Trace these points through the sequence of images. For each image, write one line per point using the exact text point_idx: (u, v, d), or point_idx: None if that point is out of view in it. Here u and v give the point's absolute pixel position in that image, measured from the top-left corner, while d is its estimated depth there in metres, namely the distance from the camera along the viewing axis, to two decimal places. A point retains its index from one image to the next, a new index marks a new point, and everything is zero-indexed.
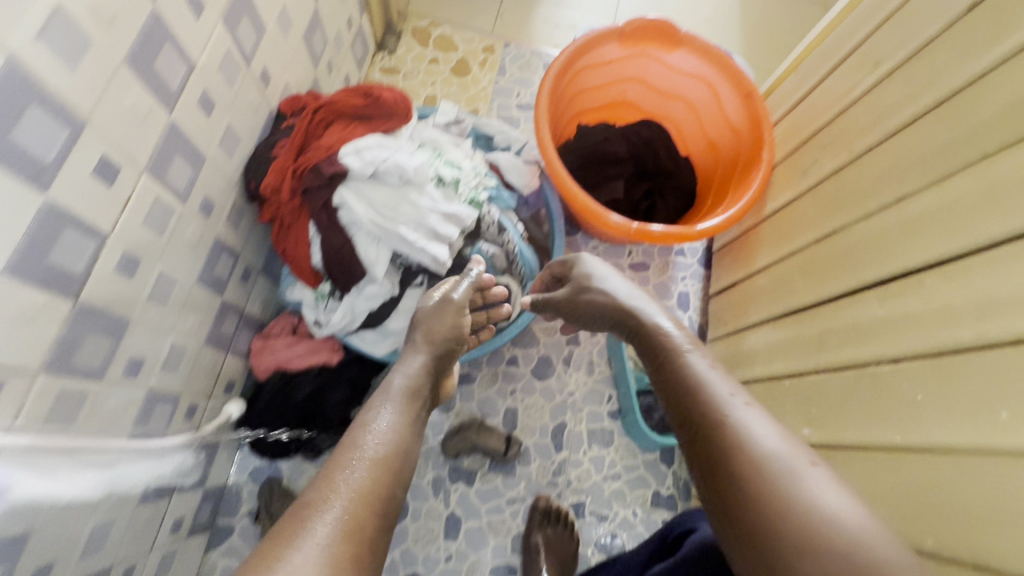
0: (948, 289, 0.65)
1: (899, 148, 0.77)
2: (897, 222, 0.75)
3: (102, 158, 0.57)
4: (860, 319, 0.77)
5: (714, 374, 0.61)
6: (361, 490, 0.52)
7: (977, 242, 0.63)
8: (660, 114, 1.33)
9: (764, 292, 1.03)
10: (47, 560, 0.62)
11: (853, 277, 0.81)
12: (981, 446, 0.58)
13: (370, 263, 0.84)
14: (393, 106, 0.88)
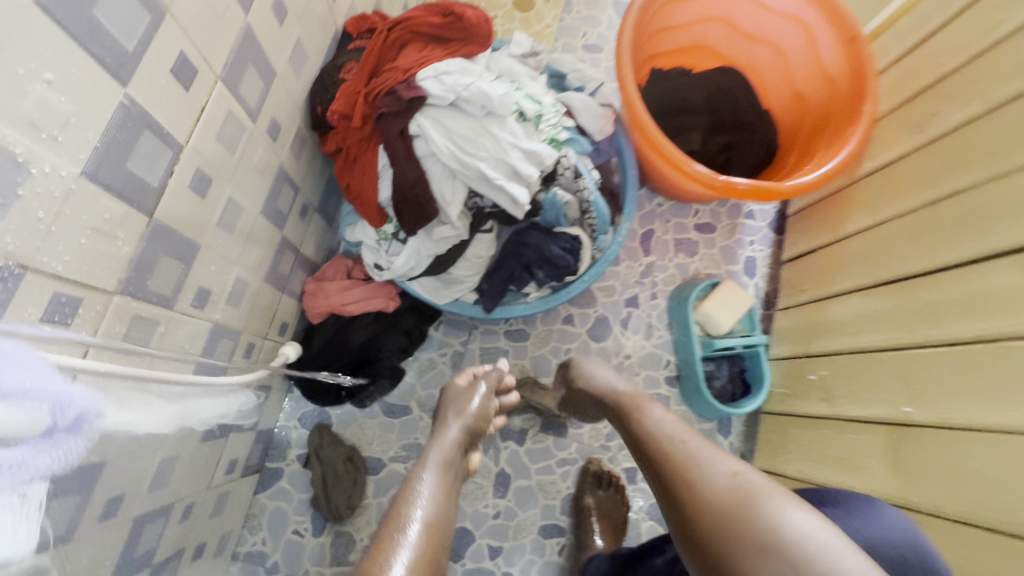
0: (947, 289, 0.76)
1: (916, 164, 0.86)
2: (907, 231, 0.85)
3: (181, 56, 0.50)
4: (868, 310, 0.88)
5: (665, 420, 0.71)
6: (420, 541, 0.59)
7: (976, 253, 0.73)
8: (741, 62, 1.21)
9: (859, 257, 0.94)
10: (119, 492, 0.59)
11: (867, 275, 0.91)
12: (981, 426, 0.67)
13: (444, 202, 0.78)
14: (474, 28, 0.79)
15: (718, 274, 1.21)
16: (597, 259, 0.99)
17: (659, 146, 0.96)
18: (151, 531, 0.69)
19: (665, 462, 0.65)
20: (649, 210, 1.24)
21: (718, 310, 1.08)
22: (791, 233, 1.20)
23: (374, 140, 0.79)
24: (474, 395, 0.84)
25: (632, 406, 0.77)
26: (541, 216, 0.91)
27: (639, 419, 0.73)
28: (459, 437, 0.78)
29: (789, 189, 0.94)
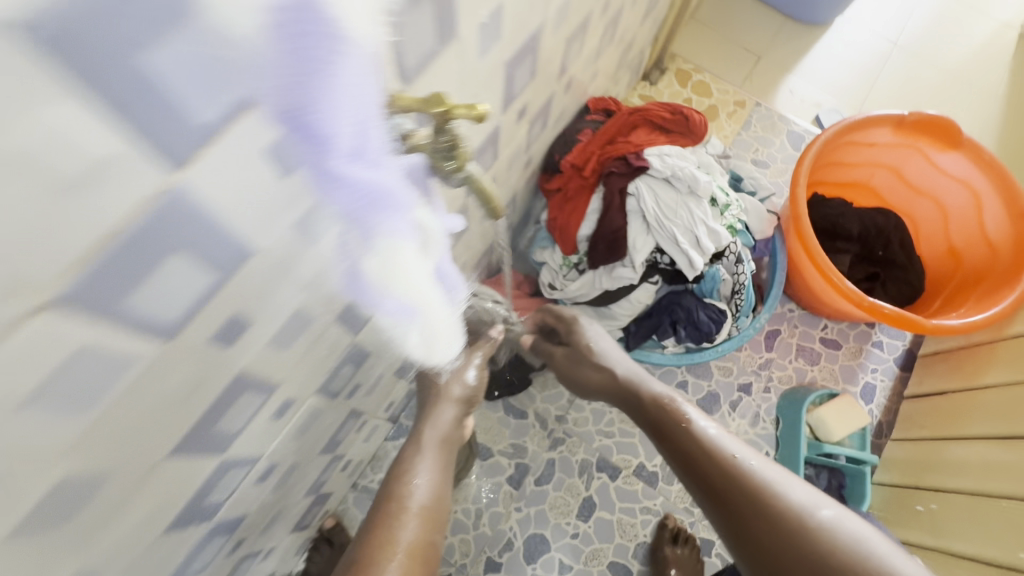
0: (965, 451, 1.00)
1: (970, 356, 1.12)
2: (949, 405, 1.10)
3: (525, 104, 0.74)
4: (912, 454, 1.12)
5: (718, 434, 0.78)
6: (425, 507, 0.67)
7: (987, 432, 0.98)
8: (902, 208, 1.32)
9: (975, 408, 1.04)
10: (358, 383, 0.77)
11: (915, 429, 1.15)
12: (958, 553, 0.93)
13: (633, 248, 0.97)
14: (695, 128, 1.03)
15: (834, 387, 1.26)
16: (732, 336, 1.10)
17: (815, 258, 1.10)
18: (346, 428, 0.87)
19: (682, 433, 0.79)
20: (780, 311, 1.33)
21: (831, 417, 1.17)
22: (917, 373, 1.25)
23: (591, 189, 1.01)
24: (468, 369, 0.77)
25: (662, 414, 0.82)
26: (698, 284, 1.05)
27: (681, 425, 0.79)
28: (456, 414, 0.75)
29: (933, 327, 1.03)
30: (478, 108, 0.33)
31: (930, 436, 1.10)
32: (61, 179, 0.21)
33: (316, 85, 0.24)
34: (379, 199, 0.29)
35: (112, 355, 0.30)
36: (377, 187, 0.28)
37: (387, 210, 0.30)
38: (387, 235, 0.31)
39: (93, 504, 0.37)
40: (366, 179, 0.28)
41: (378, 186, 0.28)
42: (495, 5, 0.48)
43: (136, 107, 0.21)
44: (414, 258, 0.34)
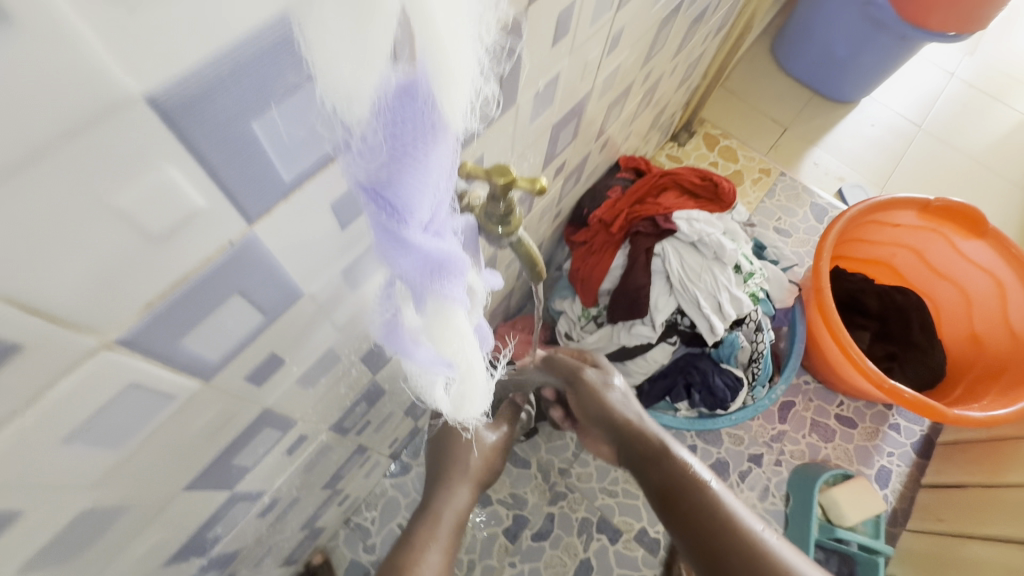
0: (989, 554, 0.95)
1: (997, 451, 1.07)
2: (976, 502, 1.05)
3: (562, 162, 0.76)
4: (933, 550, 1.06)
5: (737, 504, 0.63)
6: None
7: (1013, 534, 0.92)
8: (925, 289, 1.32)
9: (1000, 508, 0.98)
10: (368, 421, 0.76)
11: (938, 523, 1.09)
12: None
13: (655, 308, 0.97)
14: (724, 195, 1.04)
15: (848, 467, 1.22)
16: (747, 405, 1.06)
17: (836, 334, 1.09)
18: (350, 463, 0.85)
19: (694, 492, 0.63)
20: (795, 383, 1.30)
21: (846, 501, 1.12)
22: (935, 462, 1.21)
23: (617, 244, 1.02)
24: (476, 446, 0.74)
25: (672, 466, 0.67)
26: (715, 349, 1.05)
27: (689, 486, 0.64)
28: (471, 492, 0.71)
29: (954, 416, 1.00)
30: (539, 183, 0.34)
31: (955, 533, 1.04)
32: (152, 231, 0.23)
33: (406, 167, 0.23)
34: (440, 272, 0.28)
35: (155, 392, 0.30)
36: (441, 261, 0.28)
37: (446, 282, 0.29)
38: (441, 305, 0.30)
39: (108, 535, 0.37)
40: (433, 253, 0.27)
41: (442, 260, 0.28)
42: (552, 75, 0.50)
43: (225, 169, 0.24)
44: (463, 327, 0.32)
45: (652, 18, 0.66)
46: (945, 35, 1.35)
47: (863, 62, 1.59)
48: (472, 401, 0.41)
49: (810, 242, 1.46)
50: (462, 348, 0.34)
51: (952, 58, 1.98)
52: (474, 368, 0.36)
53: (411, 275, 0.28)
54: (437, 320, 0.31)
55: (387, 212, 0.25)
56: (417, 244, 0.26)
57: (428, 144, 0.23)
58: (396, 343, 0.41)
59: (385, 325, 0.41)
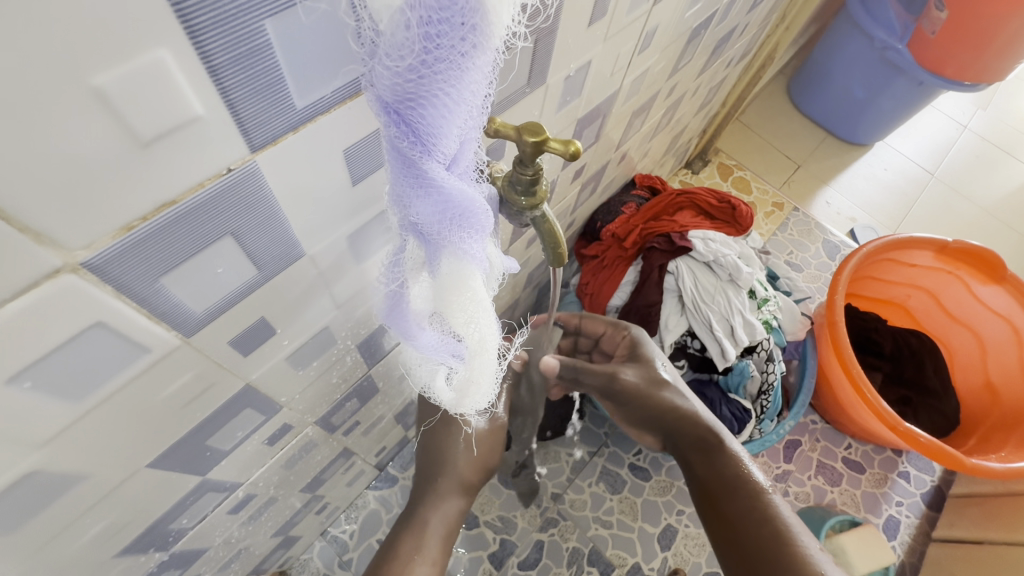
0: None
1: (1013, 507, 1.01)
2: (990, 558, 0.98)
3: (580, 166, 0.74)
4: None
5: (796, 519, 0.59)
6: None
7: None
8: (939, 333, 1.28)
9: (1015, 566, 0.93)
10: (358, 421, 0.71)
11: None
12: None
13: (665, 327, 0.94)
14: (742, 218, 1.02)
15: (855, 514, 1.16)
16: (754, 438, 1.00)
17: (850, 371, 1.04)
18: (334, 466, 0.79)
19: (749, 498, 0.60)
20: (802, 421, 1.25)
21: (855, 549, 1.06)
22: (947, 515, 1.15)
23: (629, 261, 1.00)
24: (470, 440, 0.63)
25: (729, 469, 0.62)
26: (724, 376, 1.01)
27: (747, 491, 0.60)
28: (461, 505, 0.63)
29: (973, 466, 0.95)
30: (574, 146, 0.30)
31: None
32: (138, 133, 0.20)
33: (438, 82, 0.21)
34: (462, 221, 0.26)
35: (125, 339, 0.26)
36: (465, 207, 0.25)
37: (466, 233, 0.26)
38: (458, 261, 0.27)
39: (55, 509, 0.33)
40: (458, 195, 0.24)
41: (467, 206, 0.25)
42: (583, 61, 0.48)
43: (228, 72, 0.21)
44: (480, 293, 0.29)
45: (683, 26, 0.65)
46: (961, 84, 1.35)
47: (879, 106, 1.60)
48: (478, 388, 0.37)
49: (822, 278, 1.44)
50: (476, 318, 0.30)
51: (965, 111, 2.00)
52: (488, 346, 0.33)
53: (427, 221, 0.25)
54: (451, 280, 0.28)
55: (412, 138, 0.22)
56: (440, 181, 0.24)
57: (466, 56, 0.20)
58: (399, 320, 0.37)
59: (386, 298, 0.36)
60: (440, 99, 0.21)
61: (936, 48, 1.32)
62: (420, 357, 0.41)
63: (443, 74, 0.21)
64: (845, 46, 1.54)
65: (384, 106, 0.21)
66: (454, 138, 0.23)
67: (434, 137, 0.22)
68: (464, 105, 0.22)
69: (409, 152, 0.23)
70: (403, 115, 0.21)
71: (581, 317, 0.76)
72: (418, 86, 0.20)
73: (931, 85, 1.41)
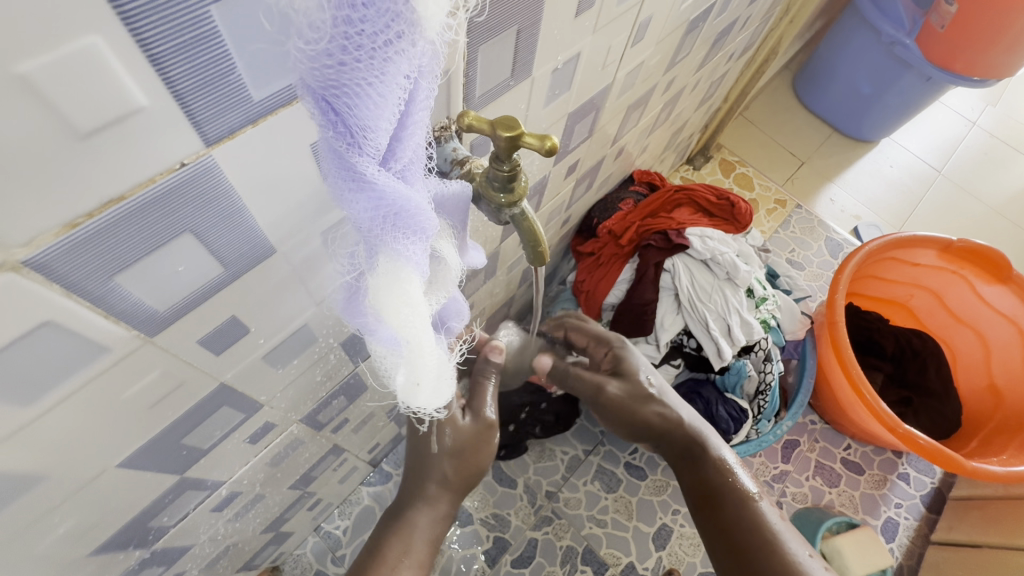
0: None
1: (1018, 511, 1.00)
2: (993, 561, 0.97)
3: (573, 162, 0.73)
4: None
5: (784, 526, 0.59)
6: None
7: None
8: (941, 334, 1.26)
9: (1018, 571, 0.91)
10: (346, 419, 0.71)
11: None
12: None
13: (661, 326, 0.93)
14: (741, 216, 1.00)
15: (852, 516, 1.15)
16: (750, 438, 0.98)
17: (850, 371, 1.03)
18: (324, 463, 0.79)
19: (740, 506, 0.60)
20: (800, 421, 1.24)
21: (852, 552, 1.05)
22: (946, 517, 1.14)
23: (625, 258, 0.98)
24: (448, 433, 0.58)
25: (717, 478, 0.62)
26: (721, 376, 0.99)
27: (732, 496, 0.60)
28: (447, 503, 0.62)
29: (973, 469, 0.94)
30: (550, 141, 0.29)
31: None
32: (74, 123, 0.19)
33: (359, 71, 0.20)
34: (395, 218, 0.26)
35: (81, 338, 0.26)
36: (399, 205, 0.25)
37: (402, 234, 0.27)
38: (394, 262, 0.27)
39: (19, 508, 0.32)
40: (391, 192, 0.25)
41: (401, 205, 0.25)
42: (572, 54, 0.47)
43: (172, 60, 0.20)
44: (417, 297, 0.29)
45: (680, 18, 0.64)
46: (969, 80, 1.33)
47: (885, 102, 1.57)
48: (424, 389, 0.34)
49: (823, 276, 1.42)
50: (413, 324, 0.30)
51: (974, 108, 1.97)
52: (426, 350, 0.31)
53: (360, 219, 0.25)
54: (386, 282, 0.28)
55: (339, 130, 0.22)
56: (371, 177, 0.24)
57: (390, 44, 0.20)
58: (355, 314, 0.35)
59: (344, 287, 0.34)
60: (365, 90, 0.21)
61: (944, 42, 1.29)
62: (383, 349, 0.34)
63: (366, 62, 0.20)
64: (852, 40, 1.51)
65: (309, 93, 0.21)
66: (384, 132, 0.23)
67: (362, 129, 0.22)
68: (393, 98, 0.22)
69: (336, 145, 0.22)
70: (329, 103, 0.21)
71: (566, 327, 0.74)
72: (339, 74, 0.20)
73: (938, 80, 1.39)
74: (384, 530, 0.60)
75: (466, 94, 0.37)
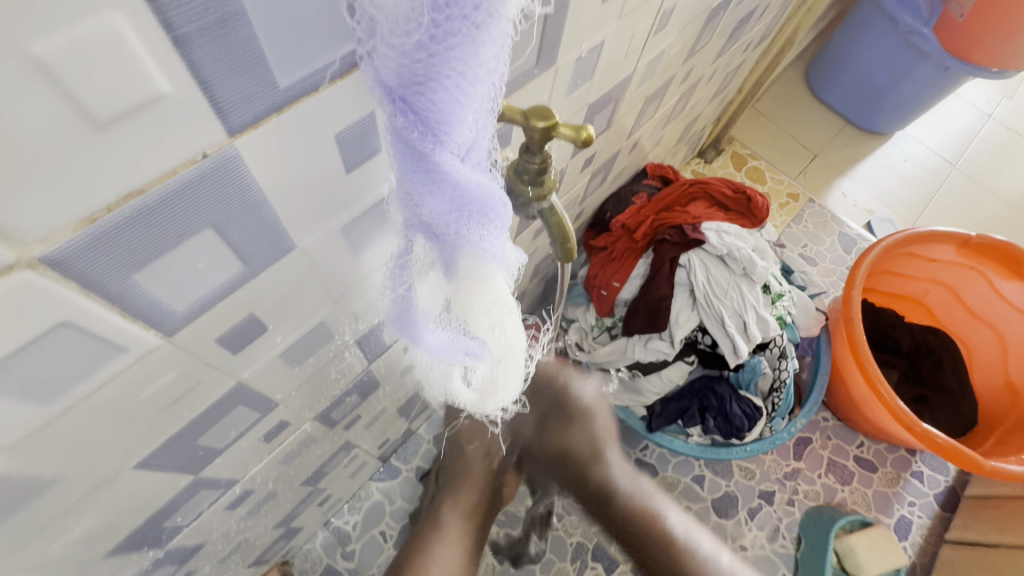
0: None
1: None
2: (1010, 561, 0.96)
3: (590, 155, 0.71)
4: None
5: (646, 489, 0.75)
6: None
7: None
8: (958, 331, 1.24)
9: None
10: (358, 415, 0.70)
11: None
12: None
13: (675, 322, 0.92)
14: (757, 210, 0.99)
15: (865, 514, 1.14)
16: (764, 436, 0.97)
17: (865, 367, 1.01)
18: (336, 459, 0.78)
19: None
20: (813, 418, 1.23)
21: (866, 551, 1.04)
22: (961, 516, 1.12)
23: (639, 253, 0.97)
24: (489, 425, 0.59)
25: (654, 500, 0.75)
26: (735, 373, 0.98)
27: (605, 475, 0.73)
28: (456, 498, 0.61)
29: (992, 468, 0.92)
30: (586, 132, 0.28)
31: None
32: (92, 110, 0.17)
33: (450, 59, 0.19)
34: (478, 215, 0.24)
35: (96, 339, 0.24)
36: (483, 202, 0.24)
37: (484, 229, 0.25)
38: (477, 261, 0.27)
39: (33, 511, 0.31)
40: (474, 188, 0.23)
41: (485, 201, 0.24)
42: (596, 41, 0.45)
43: (199, 44, 0.19)
44: (504, 295, 0.28)
45: (701, 6, 0.62)
46: (987, 71, 1.29)
47: (900, 93, 1.54)
48: (503, 392, 0.36)
49: (837, 272, 1.40)
50: (501, 325, 0.30)
51: (990, 100, 1.93)
52: (513, 352, 0.32)
53: (441, 218, 0.24)
54: (469, 283, 0.28)
55: (422, 127, 0.21)
56: (455, 174, 0.22)
57: (478, 30, 0.19)
58: (408, 325, 0.34)
59: (392, 304, 0.33)
60: (452, 80, 0.20)
61: (963, 31, 1.26)
62: (433, 357, 0.38)
63: (456, 50, 0.19)
64: (867, 30, 1.48)
65: (387, 93, 0.20)
66: (469, 125, 0.22)
67: (447, 125, 0.21)
68: (480, 89, 0.21)
69: (420, 143, 0.21)
70: (412, 100, 0.20)
71: None
72: (427, 66, 0.19)
73: (956, 71, 1.36)
74: None
75: None
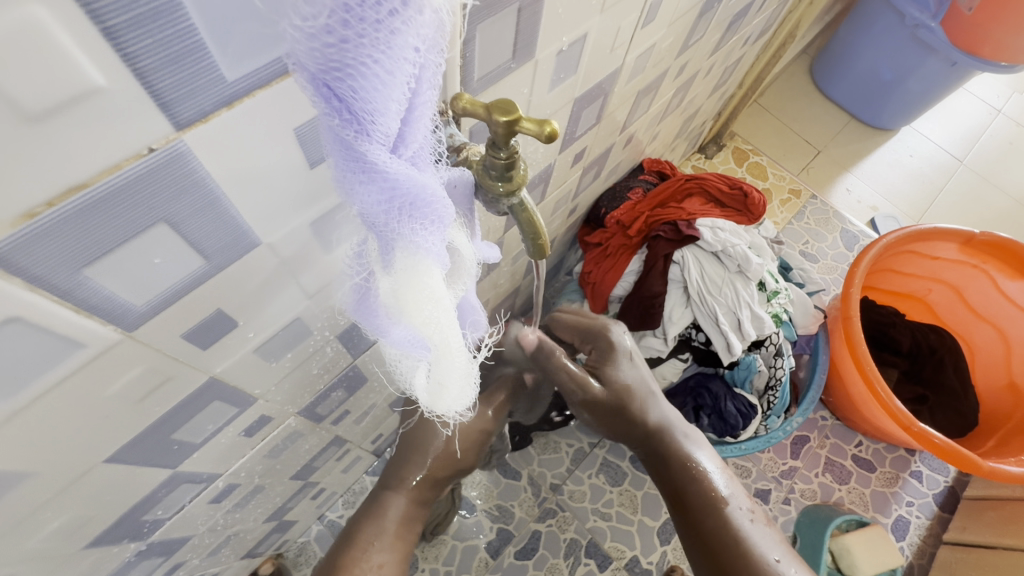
0: None
1: None
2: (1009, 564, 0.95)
3: (580, 151, 0.71)
4: None
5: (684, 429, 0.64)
6: None
7: None
8: (960, 330, 1.22)
9: None
10: (346, 411, 0.70)
11: None
12: None
13: (669, 320, 0.91)
14: (754, 206, 0.98)
15: (862, 514, 1.13)
16: (759, 434, 0.95)
17: (863, 367, 1.00)
18: (326, 453, 0.78)
19: (711, 511, 0.59)
20: (811, 417, 1.21)
21: (860, 549, 1.04)
22: (960, 517, 1.11)
23: (633, 249, 0.96)
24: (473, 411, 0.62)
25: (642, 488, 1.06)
26: (730, 370, 0.97)
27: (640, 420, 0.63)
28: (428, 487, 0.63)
29: (989, 469, 0.91)
30: (549, 126, 0.27)
31: None
32: (20, 103, 0.17)
33: (365, 47, 0.19)
34: (410, 208, 0.25)
35: (51, 335, 0.24)
36: (414, 193, 0.25)
37: (418, 221, 0.26)
38: (412, 255, 0.27)
39: (2, 506, 0.31)
40: (404, 181, 0.24)
41: (416, 193, 0.25)
42: (578, 35, 0.44)
43: (130, 36, 0.18)
44: (440, 291, 0.29)
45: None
46: (996, 65, 1.26)
47: (907, 88, 1.51)
48: (450, 390, 0.36)
49: (838, 269, 1.38)
50: (439, 320, 0.30)
51: (1000, 95, 1.89)
52: (452, 347, 0.33)
53: (374, 211, 0.25)
54: (408, 278, 0.28)
55: (346, 117, 0.21)
56: (383, 165, 0.23)
57: (394, 15, 0.19)
58: (365, 315, 0.35)
59: (352, 292, 0.35)
60: (370, 68, 0.20)
61: (972, 24, 1.23)
62: (395, 351, 0.37)
63: (370, 36, 0.19)
64: (874, 23, 1.45)
65: (310, 78, 0.20)
66: (394, 115, 0.22)
67: (371, 114, 0.21)
68: (401, 75, 0.21)
69: (345, 133, 0.22)
70: (333, 87, 0.20)
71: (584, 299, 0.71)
72: (342, 52, 0.19)
73: (964, 65, 1.33)
74: (380, 520, 0.59)
75: (463, 76, 0.35)
